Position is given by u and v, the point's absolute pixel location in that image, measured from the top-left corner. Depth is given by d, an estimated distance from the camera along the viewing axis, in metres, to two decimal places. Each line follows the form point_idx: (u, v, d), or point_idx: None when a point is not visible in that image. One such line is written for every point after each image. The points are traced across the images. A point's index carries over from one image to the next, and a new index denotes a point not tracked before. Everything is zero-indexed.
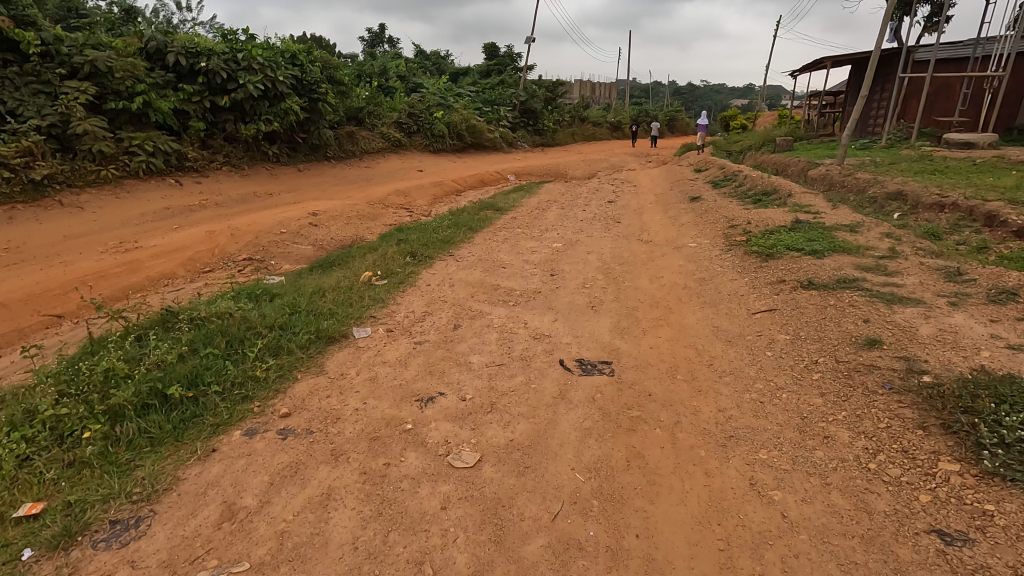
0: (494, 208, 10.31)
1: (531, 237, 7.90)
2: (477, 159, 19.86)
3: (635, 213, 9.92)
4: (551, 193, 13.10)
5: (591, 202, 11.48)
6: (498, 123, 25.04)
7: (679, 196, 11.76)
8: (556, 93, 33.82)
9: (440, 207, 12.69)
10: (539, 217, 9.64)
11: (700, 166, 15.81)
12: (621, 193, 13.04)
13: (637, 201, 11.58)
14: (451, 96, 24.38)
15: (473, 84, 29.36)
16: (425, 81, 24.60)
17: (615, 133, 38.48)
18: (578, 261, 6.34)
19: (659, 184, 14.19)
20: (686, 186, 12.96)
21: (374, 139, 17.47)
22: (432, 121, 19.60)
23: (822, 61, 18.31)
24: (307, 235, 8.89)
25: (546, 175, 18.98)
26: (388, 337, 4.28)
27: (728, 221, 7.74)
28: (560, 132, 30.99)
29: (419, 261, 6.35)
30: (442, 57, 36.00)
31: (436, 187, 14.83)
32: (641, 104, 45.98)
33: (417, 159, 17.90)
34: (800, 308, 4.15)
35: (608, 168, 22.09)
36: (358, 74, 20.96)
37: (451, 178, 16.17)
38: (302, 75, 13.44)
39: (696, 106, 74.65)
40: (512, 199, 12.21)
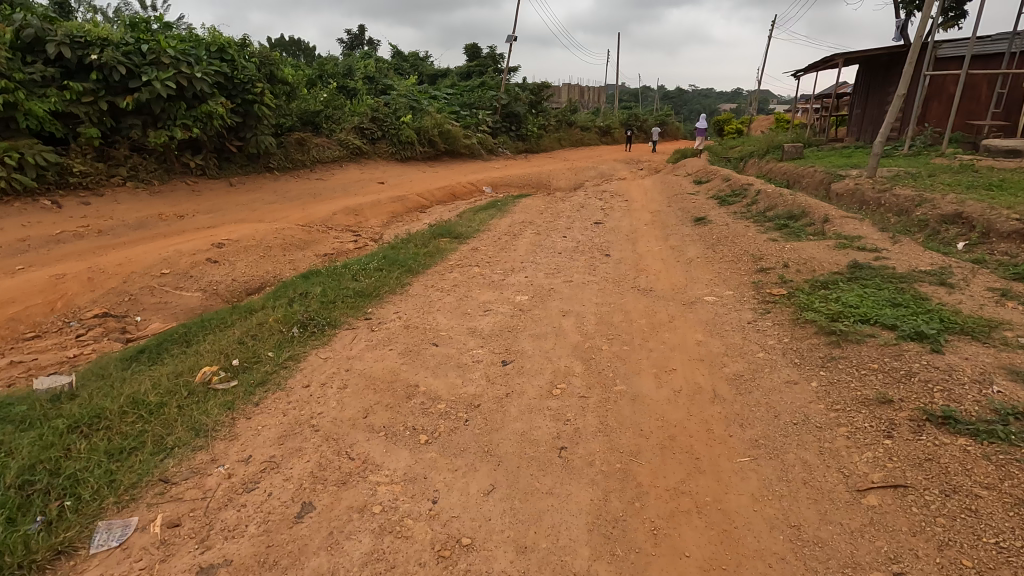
0: (452, 234, 8.29)
1: (489, 283, 5.88)
2: (451, 169, 17.84)
3: (627, 241, 7.95)
4: (527, 211, 11.10)
5: (573, 224, 9.51)
6: (476, 128, 23.04)
7: (679, 216, 9.81)
8: (541, 96, 31.94)
9: (394, 231, 10.64)
10: (506, 248, 7.64)
11: (700, 178, 13.89)
12: (610, 211, 11.09)
13: (630, 223, 9.63)
14: (425, 99, 22.39)
15: (452, 87, 27.44)
16: (396, 83, 22.61)
17: (604, 139, 36.62)
18: (544, 333, 4.31)
19: (655, 199, 12.24)
20: (686, 203, 11.02)
21: (330, 146, 15.39)
22: (400, 126, 17.53)
23: (834, 57, 16.43)
24: (198, 276, 6.76)
25: (527, 187, 16.96)
26: (153, 553, 2.20)
27: (752, 260, 5.76)
28: (546, 138, 29.09)
29: (308, 336, 4.28)
30: (421, 59, 34.13)
31: (395, 204, 12.78)
32: (631, 108, 44.20)
33: (381, 169, 15.85)
34: (972, 506, 2.16)
35: (596, 177, 20.16)
36: (319, 75, 18.94)
37: (415, 192, 14.09)
38: (232, 73, 11.32)
39: (686, 110, 73.29)
40: (479, 219, 10.17)
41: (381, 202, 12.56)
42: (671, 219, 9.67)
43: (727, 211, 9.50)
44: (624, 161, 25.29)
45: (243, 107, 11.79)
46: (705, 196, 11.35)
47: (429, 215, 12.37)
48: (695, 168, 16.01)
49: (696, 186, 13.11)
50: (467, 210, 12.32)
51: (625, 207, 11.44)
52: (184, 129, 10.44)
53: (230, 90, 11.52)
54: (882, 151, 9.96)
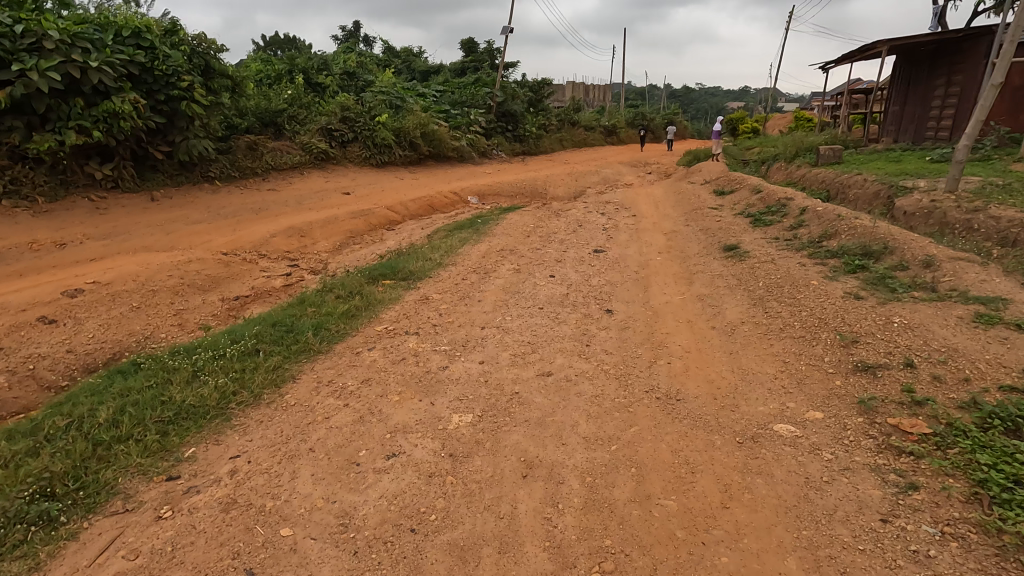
0: (401, 271, 6.17)
1: (420, 374, 3.75)
2: (435, 174, 15.79)
3: (636, 286, 5.83)
4: (512, 231, 8.98)
5: (566, 253, 7.38)
6: (467, 129, 20.93)
7: (702, 245, 7.66)
8: (541, 95, 29.79)
9: (343, 260, 8.54)
10: (468, 296, 5.52)
11: (721, 188, 11.70)
12: (613, 232, 8.95)
13: (639, 253, 7.48)
14: (410, 97, 20.33)
15: (443, 83, 25.36)
16: (379, 79, 20.57)
17: (609, 139, 34.40)
18: (476, 543, 2.21)
19: (669, 215, 10.09)
20: (708, 223, 8.87)
21: (290, 151, 13.30)
22: (375, 127, 15.42)
23: (878, 45, 14.10)
24: (17, 346, 4.71)
25: (519, 197, 14.82)
26: None
27: (839, 342, 3.60)
28: (546, 138, 27.01)
29: (8, 550, 2.20)
30: (414, 54, 32.11)
31: (356, 220, 10.66)
32: (638, 107, 42.01)
33: (350, 177, 13.80)
34: None
35: (599, 184, 18.00)
36: (287, 70, 16.93)
37: (384, 204, 11.98)
38: (150, 63, 9.26)
39: (693, 109, 71.01)
40: (448, 244, 8.03)
41: (338, 218, 10.46)
42: (692, 249, 7.54)
43: (765, 237, 7.36)
44: (630, 165, 23.09)
45: (167, 104, 9.74)
46: (731, 214, 9.20)
47: (394, 237, 10.24)
48: (713, 175, 13.85)
49: (718, 198, 10.93)
50: (440, 229, 10.18)
51: (633, 227, 9.31)
52: (81, 132, 8.39)
53: (149, 84, 9.45)
54: (965, 156, 7.74)
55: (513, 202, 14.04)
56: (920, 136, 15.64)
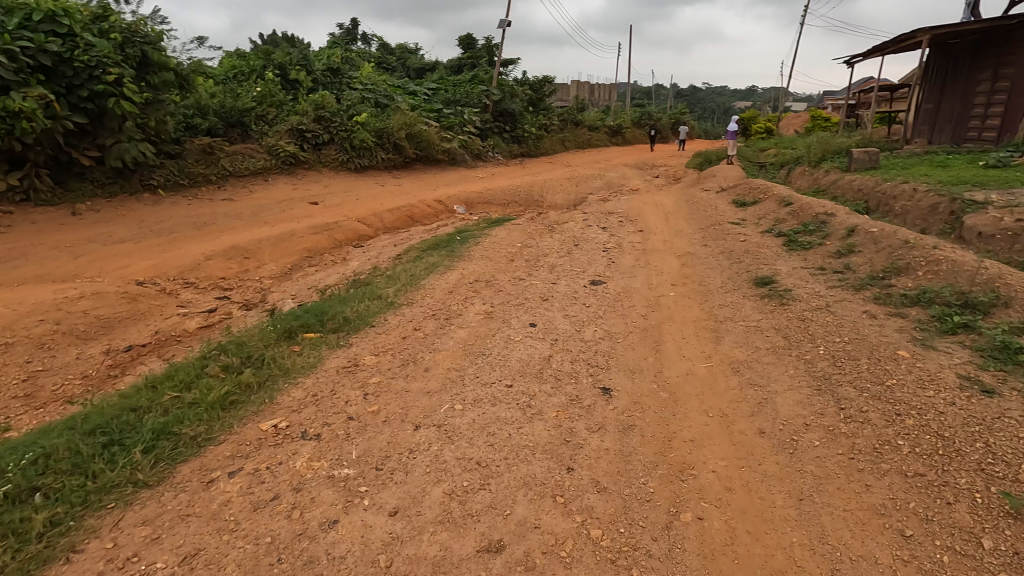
0: (332, 316, 4.68)
1: (287, 543, 2.27)
2: (420, 180, 14.32)
3: (643, 346, 4.32)
4: (494, 252, 7.48)
5: (555, 287, 5.88)
6: (461, 130, 19.44)
7: (725, 276, 6.12)
8: (542, 93, 28.29)
9: (288, 290, 7.07)
10: (411, 361, 4.03)
11: (741, 197, 10.17)
12: (615, 254, 7.46)
13: (646, 287, 5.96)
14: (399, 95, 18.92)
15: (438, 81, 23.93)
16: (366, 76, 19.17)
17: (614, 140, 32.85)
18: None
19: (682, 231, 8.58)
20: (730, 244, 7.35)
21: (253, 155, 11.86)
22: (353, 128, 13.96)
23: (916, 34, 12.50)
24: None
25: (513, 205, 13.31)
26: None
27: (1007, 508, 2.24)
28: (547, 139, 25.51)
29: None
30: (410, 51, 30.69)
31: (317, 236, 9.18)
32: (645, 106, 40.41)
33: (323, 183, 12.36)
34: None
35: (602, 190, 16.47)
36: (262, 66, 15.60)
37: (354, 216, 10.50)
38: (67, 52, 7.85)
39: (700, 108, 69.31)
40: (412, 272, 6.54)
41: (295, 233, 8.98)
42: (712, 282, 6.02)
43: (807, 267, 5.84)
44: (636, 167, 21.55)
45: (93, 102, 8.33)
46: (758, 232, 7.66)
47: (359, 257, 8.76)
48: (730, 182, 12.31)
49: (738, 209, 9.39)
50: (413, 248, 8.70)
51: (639, 248, 7.78)
52: None
53: (69, 78, 8.03)
54: None
55: (505, 212, 12.52)
56: (961, 136, 14.04)
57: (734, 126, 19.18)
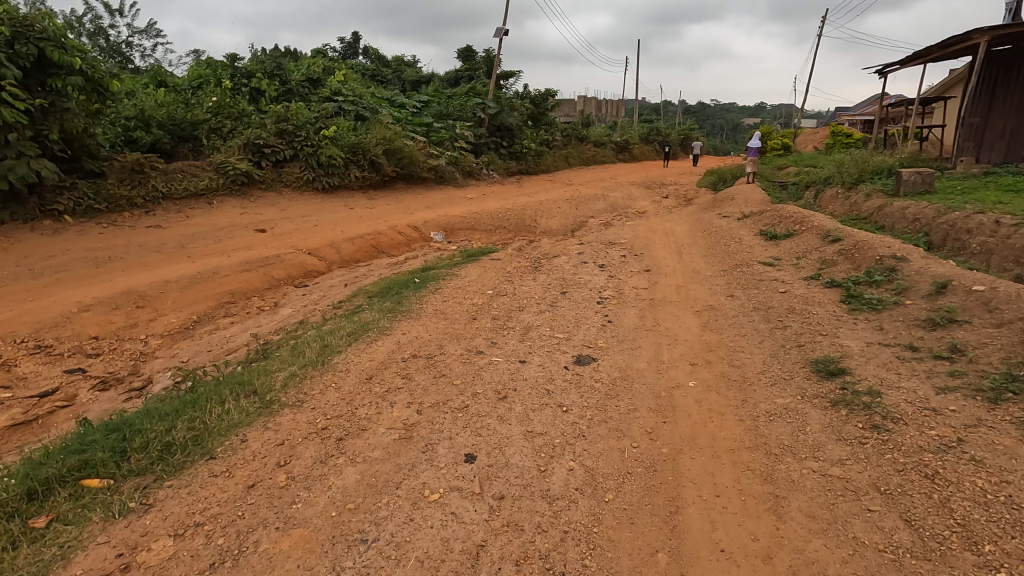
0: (145, 440, 2.93)
1: None
2: (399, 202, 12.70)
3: (647, 516, 2.53)
4: (455, 303, 5.74)
5: (522, 370, 4.10)
6: (451, 146, 17.85)
7: (765, 354, 4.32)
8: (544, 107, 26.83)
9: (176, 356, 5.37)
10: (229, 558, 2.27)
11: (770, 226, 8.39)
12: (612, 309, 5.69)
13: (651, 369, 4.17)
14: (385, 108, 17.45)
15: (432, 94, 22.54)
16: (350, 87, 17.73)
17: (621, 156, 31.20)
18: None
19: (699, 273, 6.80)
20: (765, 297, 5.55)
21: (196, 173, 10.28)
22: (322, 142, 12.38)
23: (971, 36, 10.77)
24: None
25: (501, 231, 11.60)
26: None
27: None
28: (547, 156, 23.97)
29: None
30: (406, 64, 29.50)
31: (247, 272, 7.48)
32: (653, 122, 38.97)
33: (280, 206, 10.75)
34: None
35: (606, 213, 14.73)
36: (228, 74, 14.15)
37: (305, 247, 8.84)
38: None
39: (709, 125, 68.00)
40: (332, 336, 4.79)
41: (218, 270, 7.29)
42: (747, 362, 4.23)
43: (887, 345, 4.04)
44: (643, 187, 19.84)
45: None
46: (801, 281, 5.87)
47: (294, 302, 7.04)
48: (753, 207, 10.54)
49: (768, 244, 7.60)
50: (361, 292, 6.98)
51: (643, 300, 6.01)
52: None
53: None
54: None
55: (489, 241, 10.83)
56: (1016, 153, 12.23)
57: (753, 142, 17.42)
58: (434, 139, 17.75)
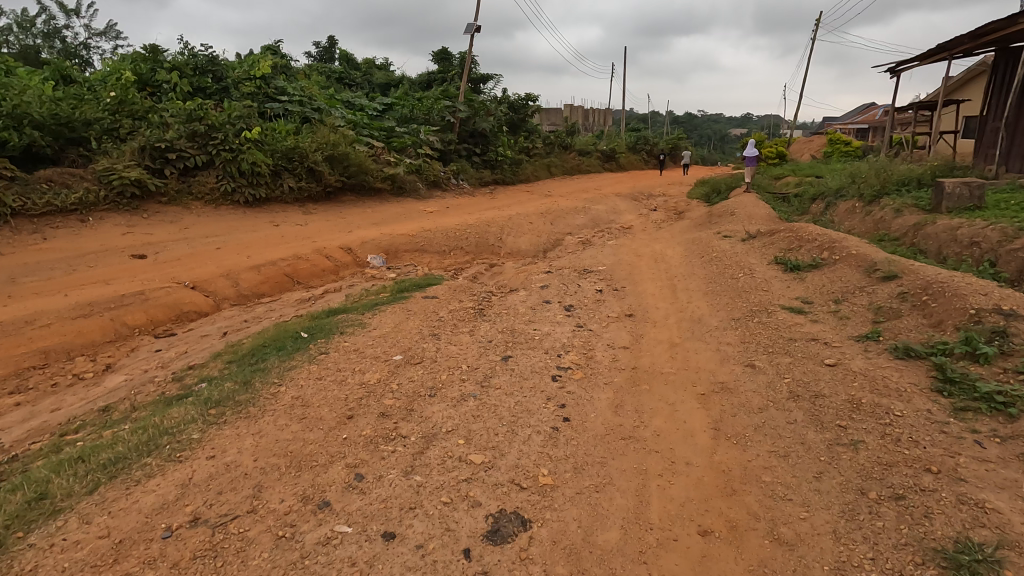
0: None
1: None
2: (340, 219, 10.75)
3: None
4: (335, 381, 3.77)
5: (376, 565, 2.17)
6: (414, 153, 15.95)
7: (828, 511, 2.42)
8: (523, 113, 25.09)
9: None
10: None
11: (787, 252, 6.55)
12: (572, 387, 3.76)
13: (625, 554, 2.26)
14: (339, 110, 15.53)
15: (399, 97, 20.69)
16: (300, 87, 15.82)
17: (606, 165, 29.48)
18: None
19: (701, 324, 4.90)
20: (802, 374, 3.65)
21: (70, 184, 8.28)
22: (245, 146, 10.38)
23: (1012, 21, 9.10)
24: None
25: (457, 253, 9.69)
26: None
27: None
28: (527, 165, 22.20)
29: None
30: (378, 67, 27.69)
31: (82, 320, 5.49)
32: (640, 130, 37.46)
33: (182, 224, 8.75)
34: None
35: (585, 229, 12.85)
36: (147, 63, 12.16)
37: (189, 278, 6.86)
38: None
39: (697, 134, 66.95)
40: (83, 464, 2.81)
41: (36, 319, 5.29)
42: (797, 532, 2.32)
43: None
44: (629, 198, 18.03)
45: None
46: (850, 343, 4.00)
47: (134, 364, 5.06)
48: (758, 227, 8.74)
49: (788, 278, 5.74)
50: (228, 350, 5.00)
51: (621, 371, 4.08)
52: None
53: None
54: None
55: (438, 267, 8.90)
56: None
57: (750, 151, 15.68)
58: (395, 145, 15.85)
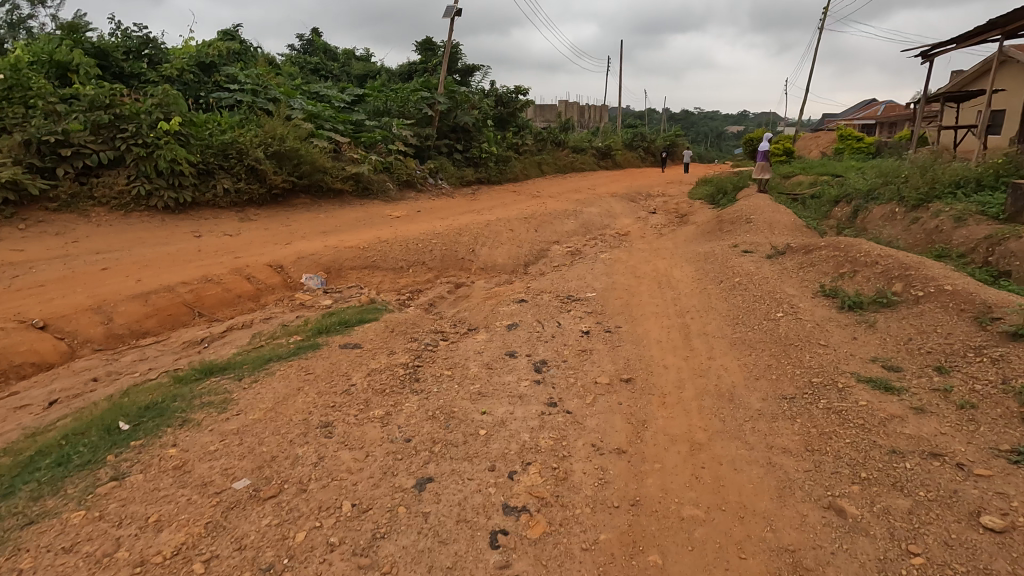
0: None
1: None
2: (282, 228, 9.06)
3: None
4: (93, 554, 2.10)
5: None
6: (385, 149, 14.25)
7: None
8: (512, 107, 23.37)
9: None
10: None
11: (834, 279, 4.90)
12: (522, 565, 2.11)
13: None
14: (298, 100, 13.80)
15: (375, 88, 18.96)
16: (254, 74, 14.05)
17: (601, 163, 27.83)
18: None
19: (731, 405, 3.25)
20: (944, 548, 2.02)
21: None
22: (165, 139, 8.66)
23: None
24: None
25: (417, 269, 8.00)
26: None
27: None
28: (516, 163, 20.55)
29: None
30: (357, 58, 25.90)
31: None
32: (637, 127, 35.79)
33: (69, 237, 7.05)
34: None
35: (575, 237, 11.19)
36: (61, 44, 10.43)
37: (40, 314, 5.16)
38: None
39: (695, 131, 65.35)
40: None
41: None
42: None
43: None
44: (625, 199, 16.37)
45: None
46: (1010, 471, 2.35)
47: None
48: (785, 240, 7.08)
49: (843, 323, 4.11)
50: (18, 443, 3.31)
51: (608, 510, 2.44)
52: None
53: None
54: None
55: (390, 290, 7.22)
56: None
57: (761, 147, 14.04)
58: (363, 141, 14.14)
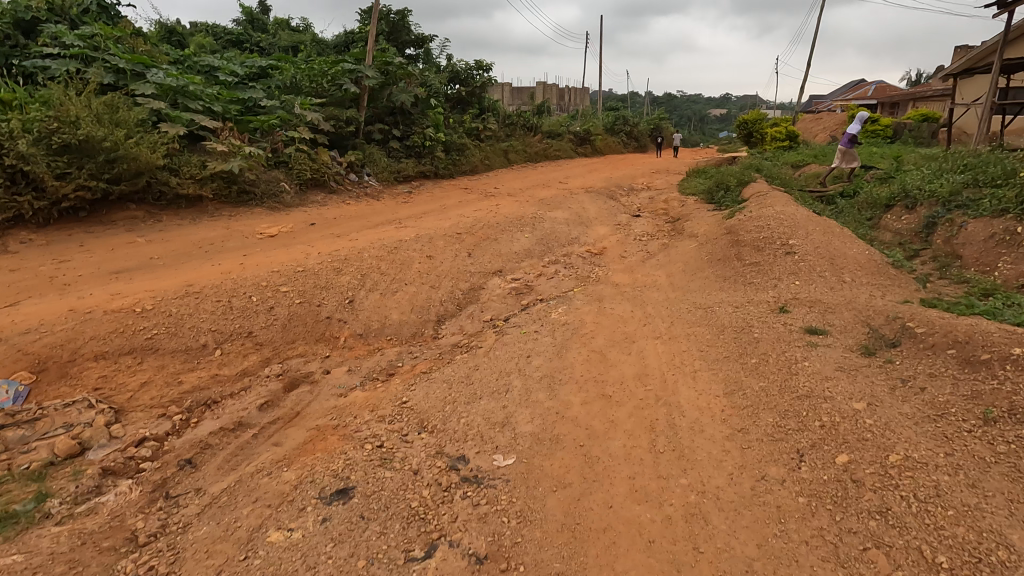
0: None
1: None
2: (45, 268, 5.68)
3: None
4: None
5: None
6: (281, 136, 10.76)
7: None
8: (471, 85, 19.79)
9: None
10: None
11: None
12: None
13: None
14: (155, 67, 10.19)
15: (294, 59, 15.34)
16: (95, 30, 10.37)
17: (580, 149, 24.50)
18: None
19: None
20: None
21: None
22: None
23: None
24: None
25: (234, 345, 4.67)
26: None
27: None
28: (475, 150, 17.11)
29: None
30: (292, 29, 22.07)
31: None
32: (619, 109, 32.44)
33: None
34: None
35: (528, 261, 7.94)
36: None
37: None
38: None
39: (679, 114, 62.29)
40: None
41: None
42: None
43: None
44: (602, 196, 13.13)
45: None
46: None
47: None
48: (877, 317, 3.85)
49: None
50: None
51: None
52: None
53: None
54: None
55: (133, 409, 3.83)
56: None
57: (853, 126, 10.23)
58: (254, 126, 10.59)
